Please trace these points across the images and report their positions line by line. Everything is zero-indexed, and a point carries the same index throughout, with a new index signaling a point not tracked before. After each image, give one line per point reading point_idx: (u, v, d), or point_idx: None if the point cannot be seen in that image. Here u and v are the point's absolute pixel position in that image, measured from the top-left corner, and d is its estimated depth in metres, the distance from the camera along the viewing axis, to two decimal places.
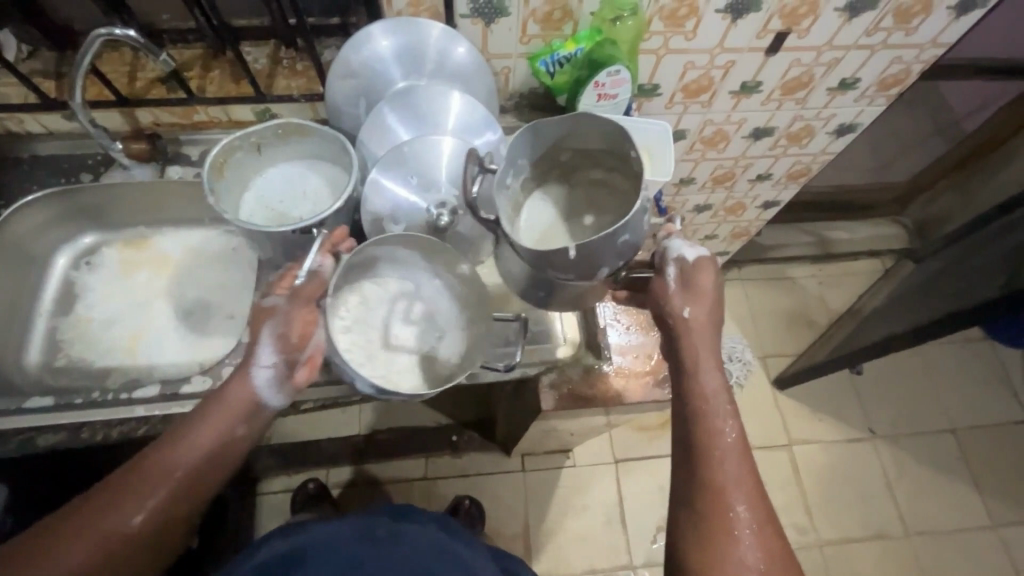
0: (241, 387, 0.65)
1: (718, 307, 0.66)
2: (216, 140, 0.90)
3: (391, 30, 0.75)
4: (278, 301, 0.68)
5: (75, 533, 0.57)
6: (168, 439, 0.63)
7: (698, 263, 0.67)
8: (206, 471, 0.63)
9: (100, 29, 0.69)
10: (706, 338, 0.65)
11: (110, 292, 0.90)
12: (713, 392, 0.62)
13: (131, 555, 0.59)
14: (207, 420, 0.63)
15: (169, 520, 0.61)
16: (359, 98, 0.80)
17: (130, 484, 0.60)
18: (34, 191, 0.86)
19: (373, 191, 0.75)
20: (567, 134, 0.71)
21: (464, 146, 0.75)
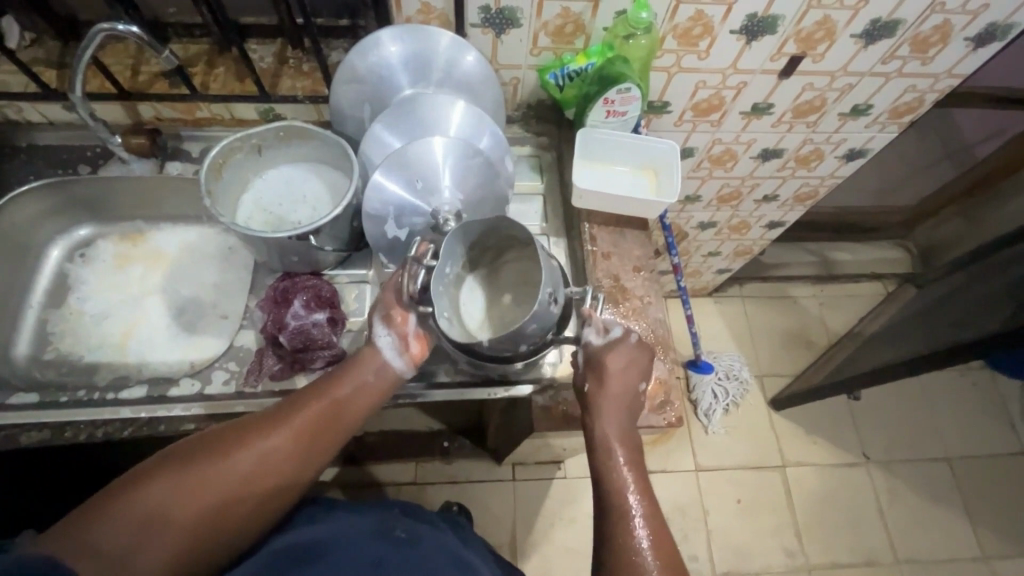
0: (382, 338, 0.67)
1: (633, 378, 0.68)
2: (219, 137, 0.89)
3: (399, 36, 0.74)
4: (378, 294, 0.69)
5: (242, 438, 0.58)
6: (324, 379, 0.65)
7: (617, 338, 0.68)
8: (352, 411, 0.64)
9: (102, 23, 0.68)
10: (613, 408, 0.66)
11: (106, 286, 0.89)
12: (620, 461, 0.64)
13: (280, 474, 0.59)
14: (348, 371, 0.65)
15: (305, 452, 0.61)
16: (365, 104, 0.79)
17: (291, 405, 0.62)
18: (30, 180, 0.84)
19: (376, 192, 0.73)
20: (496, 224, 0.70)
21: (470, 160, 0.74)
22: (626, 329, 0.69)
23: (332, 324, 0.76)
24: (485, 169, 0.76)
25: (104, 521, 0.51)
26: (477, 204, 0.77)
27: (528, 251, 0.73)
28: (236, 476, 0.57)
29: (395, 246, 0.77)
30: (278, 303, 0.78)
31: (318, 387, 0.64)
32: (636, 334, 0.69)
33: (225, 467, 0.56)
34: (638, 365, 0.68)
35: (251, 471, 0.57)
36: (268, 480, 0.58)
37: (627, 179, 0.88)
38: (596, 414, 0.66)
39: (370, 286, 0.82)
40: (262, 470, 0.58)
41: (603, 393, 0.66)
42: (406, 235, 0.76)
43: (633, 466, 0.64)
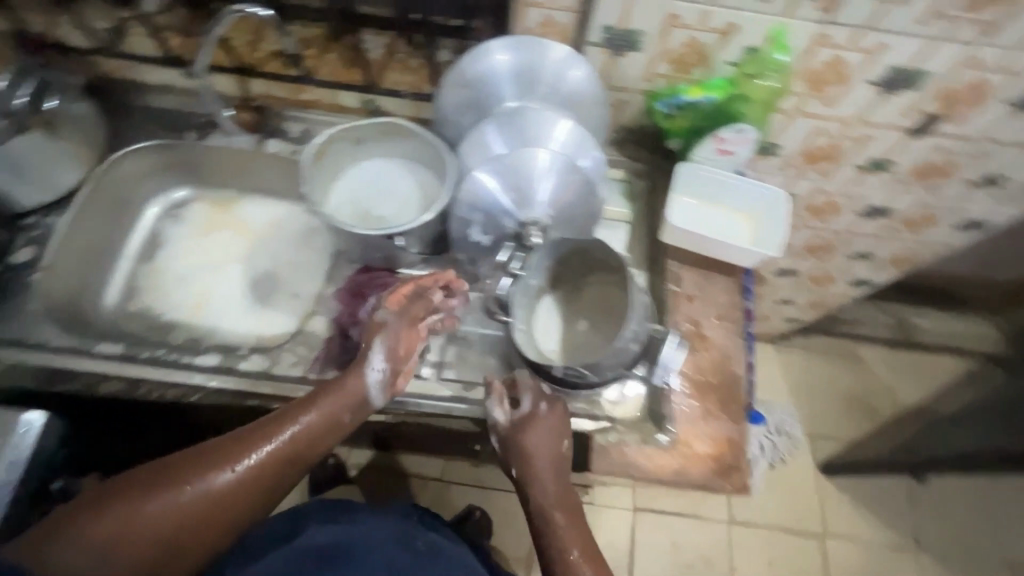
0: (361, 368, 0.65)
1: (555, 441, 0.65)
2: (319, 121, 0.90)
3: (513, 46, 0.72)
4: (387, 317, 0.68)
5: (199, 471, 0.55)
6: (293, 407, 0.62)
7: (527, 411, 0.65)
8: (316, 444, 0.61)
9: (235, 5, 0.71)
10: (548, 478, 0.63)
11: (191, 249, 0.93)
12: (559, 527, 0.62)
13: (233, 511, 0.55)
14: (325, 400, 0.63)
15: (265, 488, 0.57)
16: (467, 109, 0.77)
17: (250, 437, 0.58)
18: (144, 139, 0.88)
19: (469, 196, 0.72)
20: (588, 247, 0.68)
21: (569, 179, 0.73)
22: (531, 397, 0.65)
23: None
24: (582, 190, 0.74)
25: (49, 550, 0.48)
26: (566, 221, 0.76)
27: (615, 275, 0.69)
28: (185, 515, 0.53)
29: (478, 252, 0.75)
30: (353, 295, 0.80)
31: (282, 417, 0.61)
32: (543, 399, 0.65)
33: (172, 504, 0.53)
34: (559, 431, 0.65)
35: (201, 509, 0.54)
36: (217, 519, 0.54)
37: (725, 219, 0.82)
38: (533, 485, 0.64)
39: None
40: (212, 508, 0.54)
41: (529, 473, 0.64)
42: (490, 242, 0.74)
43: (574, 526, 0.62)
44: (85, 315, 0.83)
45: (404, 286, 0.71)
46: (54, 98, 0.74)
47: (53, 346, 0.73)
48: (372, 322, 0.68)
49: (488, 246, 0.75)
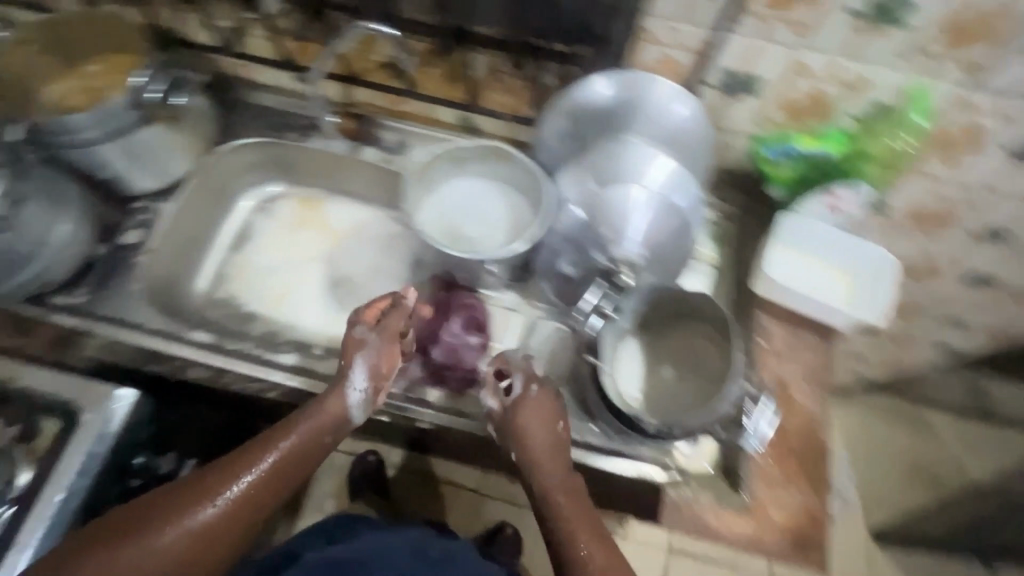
0: (340, 391, 0.67)
1: (548, 424, 0.65)
2: (415, 134, 0.90)
3: (621, 81, 0.70)
4: (368, 334, 0.70)
5: (178, 510, 0.56)
6: (271, 433, 0.64)
7: (518, 394, 0.66)
8: (297, 467, 0.63)
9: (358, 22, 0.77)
10: (547, 459, 0.63)
11: (277, 244, 0.96)
12: (562, 507, 0.61)
13: (220, 545, 0.57)
14: (304, 423, 0.65)
15: (247, 517, 0.59)
16: (568, 136, 0.75)
17: (230, 469, 0.60)
18: (249, 136, 0.91)
19: (566, 229, 0.72)
20: (685, 295, 0.66)
21: (668, 219, 0.72)
22: (522, 380, 0.67)
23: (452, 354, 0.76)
24: (678, 231, 0.73)
25: None
26: (659, 261, 0.73)
27: (711, 327, 0.67)
28: (171, 555, 0.54)
29: (565, 283, 0.74)
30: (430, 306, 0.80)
31: (260, 445, 0.63)
32: (534, 382, 0.66)
33: (157, 547, 0.54)
34: (549, 413, 0.65)
35: (187, 547, 0.55)
36: (205, 554, 0.56)
37: (825, 276, 0.78)
38: (534, 468, 0.63)
39: (516, 317, 0.81)
40: (198, 546, 0.56)
41: (525, 454, 0.64)
42: (579, 274, 0.72)
43: (578, 506, 0.61)
44: (177, 299, 0.87)
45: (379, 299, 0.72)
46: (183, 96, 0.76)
47: (149, 327, 0.76)
48: (351, 336, 0.69)
49: (577, 278, 0.72)
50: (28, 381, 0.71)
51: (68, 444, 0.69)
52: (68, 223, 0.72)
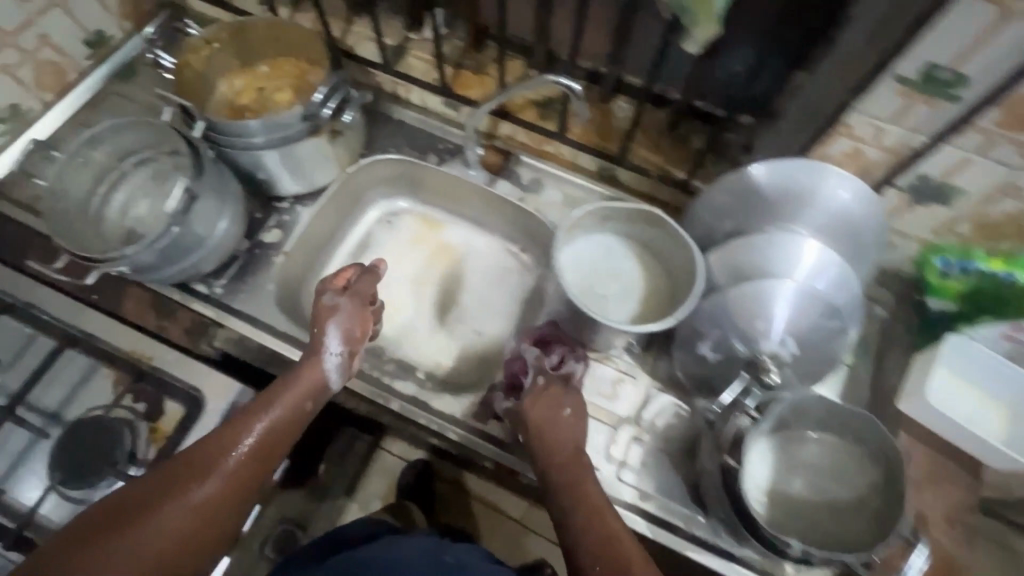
0: (317, 358, 0.68)
1: (557, 410, 0.67)
2: (551, 175, 0.89)
3: (797, 169, 0.67)
4: (338, 299, 0.71)
5: (167, 495, 0.55)
6: (250, 408, 0.63)
7: (529, 384, 0.70)
8: (282, 436, 0.63)
9: (549, 75, 0.71)
10: (551, 433, 0.65)
11: (396, 258, 0.97)
12: (563, 484, 0.62)
13: (219, 518, 0.57)
14: (284, 393, 0.65)
15: (239, 490, 0.59)
16: (725, 213, 0.72)
17: (218, 445, 0.59)
18: (390, 152, 0.92)
19: (713, 312, 0.68)
20: (841, 412, 0.61)
21: (828, 326, 0.66)
22: (532, 373, 0.71)
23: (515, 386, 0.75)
24: (833, 338, 0.67)
25: None
26: (804, 362, 0.69)
27: (863, 449, 0.63)
28: (171, 533, 0.54)
29: (697, 363, 0.71)
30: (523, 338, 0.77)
31: (243, 419, 0.62)
32: (540, 373, 0.70)
33: (157, 526, 0.53)
34: (556, 400, 0.67)
35: (186, 524, 0.55)
36: (207, 528, 0.56)
37: (980, 406, 0.70)
38: (541, 447, 0.65)
39: (630, 384, 0.77)
40: (198, 522, 0.56)
41: (531, 433, 0.65)
42: (716, 359, 0.69)
43: (578, 480, 0.62)
44: None
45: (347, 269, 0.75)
46: (351, 113, 0.78)
47: (277, 330, 0.79)
48: (323, 303, 0.70)
49: (716, 362, 0.69)
50: (161, 364, 0.74)
51: (189, 434, 0.71)
52: (225, 219, 0.74)
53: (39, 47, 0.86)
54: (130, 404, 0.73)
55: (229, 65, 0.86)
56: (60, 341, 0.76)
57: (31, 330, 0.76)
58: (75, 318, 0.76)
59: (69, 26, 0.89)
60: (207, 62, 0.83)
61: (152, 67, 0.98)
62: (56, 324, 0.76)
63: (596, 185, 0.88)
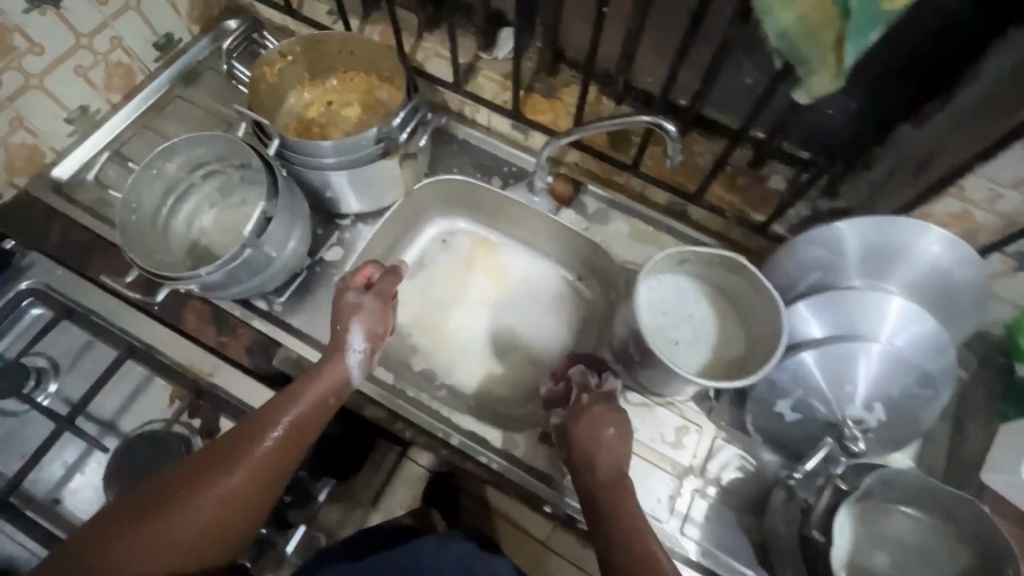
0: (342, 352, 0.68)
1: (600, 430, 0.66)
2: (619, 206, 0.87)
3: (892, 228, 0.64)
4: (363, 297, 0.71)
5: (198, 484, 0.57)
6: (277, 400, 0.64)
7: (573, 403, 0.70)
8: (308, 430, 0.64)
9: (646, 116, 0.68)
10: (595, 447, 0.64)
11: (449, 279, 0.95)
12: (606, 501, 0.61)
13: (248, 506, 0.59)
14: (309, 388, 0.65)
15: (266, 480, 0.60)
16: (808, 265, 0.69)
17: (245, 438, 0.60)
18: (454, 173, 0.91)
19: (798, 372, 0.64)
20: (937, 491, 0.58)
21: (919, 393, 0.63)
22: (576, 391, 0.71)
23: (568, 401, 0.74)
24: (923, 406, 0.64)
25: None
26: (888, 430, 0.65)
27: (955, 529, 0.59)
28: (204, 518, 0.56)
29: (773, 421, 0.67)
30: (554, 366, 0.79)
31: (269, 411, 0.63)
32: (586, 392, 0.70)
33: (191, 513, 0.56)
34: (599, 419, 0.66)
35: (216, 511, 0.57)
36: (235, 517, 0.58)
37: None
38: (585, 459, 0.64)
39: (695, 435, 0.73)
40: (228, 508, 0.58)
41: (572, 452, 0.65)
42: (795, 419, 0.66)
43: (620, 495, 0.61)
44: None
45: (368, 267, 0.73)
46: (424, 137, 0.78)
47: None
48: (347, 301, 0.70)
49: (794, 422, 0.66)
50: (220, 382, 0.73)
51: None
52: (293, 239, 0.73)
53: (112, 50, 0.86)
54: (185, 419, 0.73)
55: (299, 76, 0.85)
56: (120, 350, 0.76)
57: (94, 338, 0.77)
58: (137, 329, 0.76)
59: (141, 30, 0.88)
60: (279, 74, 0.83)
61: (217, 71, 0.97)
62: (119, 335, 0.76)
63: (665, 220, 0.85)
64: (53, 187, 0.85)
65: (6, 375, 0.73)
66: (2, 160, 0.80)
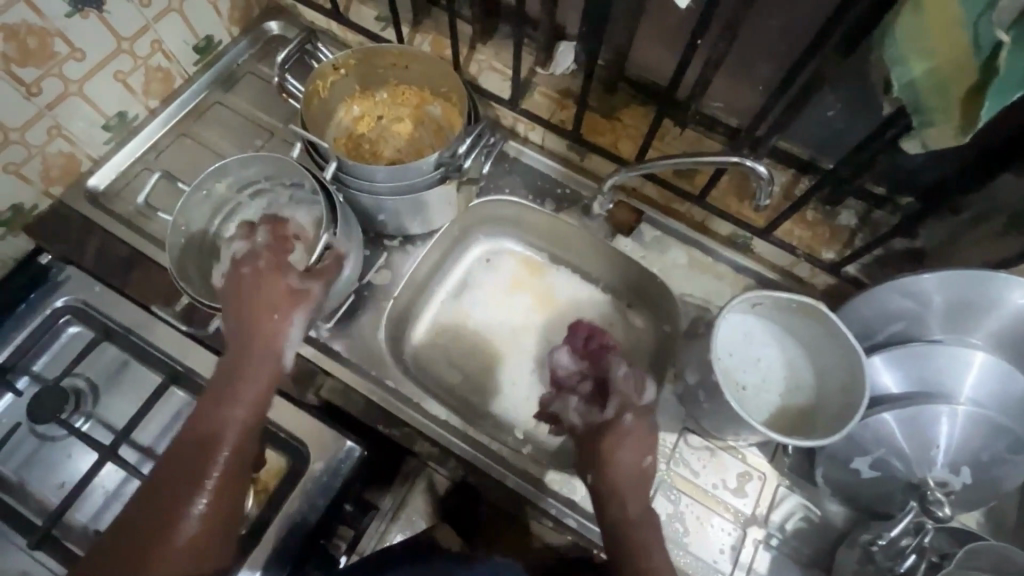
0: (271, 338, 0.65)
1: (639, 456, 0.65)
2: (677, 235, 0.83)
3: (995, 284, 0.60)
4: (307, 285, 0.68)
5: (157, 528, 0.53)
6: (206, 417, 0.59)
7: (610, 418, 0.66)
8: (252, 429, 0.60)
9: (733, 158, 0.66)
10: (626, 478, 0.63)
11: (494, 304, 0.88)
12: (630, 533, 0.61)
13: (226, 522, 0.55)
14: (240, 385, 0.61)
15: (230, 491, 0.56)
16: (890, 314, 0.66)
17: (195, 459, 0.56)
18: (505, 193, 0.87)
19: (881, 429, 0.62)
20: None
21: (1007, 456, 0.61)
22: (616, 404, 0.67)
23: (597, 397, 0.71)
24: (1012, 470, 0.61)
25: None
26: (971, 490, 0.64)
27: None
28: (189, 549, 0.52)
29: (848, 476, 0.66)
30: (572, 338, 0.77)
31: (205, 428, 0.59)
32: (627, 410, 0.66)
33: (173, 550, 0.52)
34: (639, 447, 0.64)
35: (198, 535, 0.53)
36: (216, 539, 0.54)
37: None
38: (612, 490, 0.63)
39: (758, 482, 0.71)
40: (211, 529, 0.54)
41: (605, 478, 0.64)
42: (872, 475, 0.64)
43: (644, 527, 0.61)
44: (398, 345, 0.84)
45: (292, 243, 0.70)
46: (485, 164, 0.77)
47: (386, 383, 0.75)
48: (289, 287, 0.67)
49: (872, 477, 0.64)
50: (270, 414, 0.71)
51: (295, 488, 0.67)
52: (349, 267, 0.73)
53: (152, 53, 0.81)
54: None
55: (350, 89, 0.81)
56: (163, 375, 0.73)
57: (134, 360, 0.74)
58: (181, 353, 0.74)
59: (182, 32, 0.83)
60: (330, 87, 0.79)
61: (257, 76, 0.92)
62: (160, 358, 0.73)
63: (726, 251, 0.82)
64: (89, 196, 0.82)
65: (45, 399, 0.69)
66: (38, 169, 0.76)
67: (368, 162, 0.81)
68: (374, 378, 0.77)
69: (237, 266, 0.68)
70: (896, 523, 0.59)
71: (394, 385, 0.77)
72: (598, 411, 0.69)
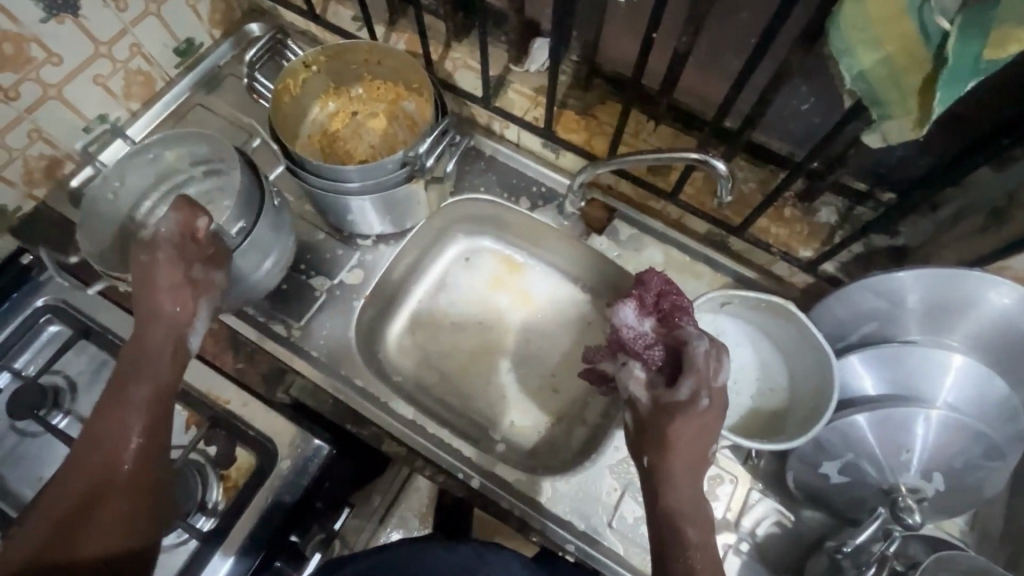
0: (172, 314, 0.61)
1: (703, 444, 0.56)
2: (653, 233, 0.82)
3: (967, 285, 0.58)
4: (216, 274, 0.64)
5: (78, 502, 0.53)
6: (111, 398, 0.58)
7: (685, 400, 0.57)
8: (160, 404, 0.60)
9: (691, 153, 0.65)
10: (685, 464, 0.55)
11: (471, 304, 0.87)
12: (684, 524, 0.53)
13: (153, 486, 0.57)
14: (142, 362, 0.60)
15: (149, 462, 0.57)
16: (862, 314, 0.65)
17: (109, 436, 0.56)
18: (481, 193, 0.86)
19: (851, 433, 0.60)
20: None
21: (980, 461, 0.59)
22: (693, 383, 0.57)
23: (667, 369, 0.61)
24: (982, 475, 0.60)
25: None
26: (944, 497, 0.62)
27: None
28: (116, 518, 0.54)
29: (819, 482, 0.64)
30: (641, 293, 0.66)
31: (113, 408, 0.58)
32: (705, 392, 0.57)
33: (99, 519, 0.53)
34: (712, 435, 0.56)
35: (127, 500, 0.55)
36: (145, 502, 0.56)
37: None
38: (662, 481, 0.55)
39: (731, 486, 0.69)
40: (136, 498, 0.55)
41: (664, 465, 0.56)
42: (841, 480, 0.63)
43: (698, 519, 0.54)
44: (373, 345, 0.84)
45: (201, 214, 0.62)
46: (451, 162, 0.77)
47: None
48: (192, 278, 0.62)
49: (842, 482, 0.63)
50: (241, 413, 0.71)
51: (260, 486, 0.67)
52: (268, 259, 0.73)
53: (131, 57, 0.83)
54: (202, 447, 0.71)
55: (323, 86, 0.81)
56: None
57: (110, 358, 0.75)
58: None
59: (160, 35, 0.84)
60: (302, 86, 0.79)
61: (237, 78, 0.93)
62: None
63: (702, 249, 0.80)
64: (71, 198, 0.84)
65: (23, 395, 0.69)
66: (20, 171, 0.78)
67: (342, 160, 0.81)
68: (343, 378, 0.77)
69: (136, 253, 0.62)
70: (870, 522, 0.58)
71: (363, 385, 0.77)
72: (667, 388, 0.59)
